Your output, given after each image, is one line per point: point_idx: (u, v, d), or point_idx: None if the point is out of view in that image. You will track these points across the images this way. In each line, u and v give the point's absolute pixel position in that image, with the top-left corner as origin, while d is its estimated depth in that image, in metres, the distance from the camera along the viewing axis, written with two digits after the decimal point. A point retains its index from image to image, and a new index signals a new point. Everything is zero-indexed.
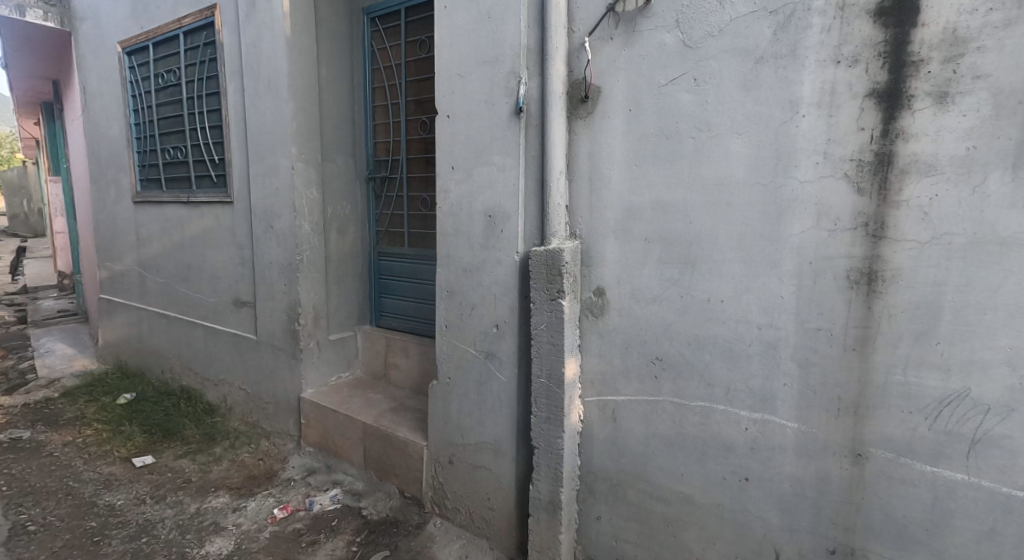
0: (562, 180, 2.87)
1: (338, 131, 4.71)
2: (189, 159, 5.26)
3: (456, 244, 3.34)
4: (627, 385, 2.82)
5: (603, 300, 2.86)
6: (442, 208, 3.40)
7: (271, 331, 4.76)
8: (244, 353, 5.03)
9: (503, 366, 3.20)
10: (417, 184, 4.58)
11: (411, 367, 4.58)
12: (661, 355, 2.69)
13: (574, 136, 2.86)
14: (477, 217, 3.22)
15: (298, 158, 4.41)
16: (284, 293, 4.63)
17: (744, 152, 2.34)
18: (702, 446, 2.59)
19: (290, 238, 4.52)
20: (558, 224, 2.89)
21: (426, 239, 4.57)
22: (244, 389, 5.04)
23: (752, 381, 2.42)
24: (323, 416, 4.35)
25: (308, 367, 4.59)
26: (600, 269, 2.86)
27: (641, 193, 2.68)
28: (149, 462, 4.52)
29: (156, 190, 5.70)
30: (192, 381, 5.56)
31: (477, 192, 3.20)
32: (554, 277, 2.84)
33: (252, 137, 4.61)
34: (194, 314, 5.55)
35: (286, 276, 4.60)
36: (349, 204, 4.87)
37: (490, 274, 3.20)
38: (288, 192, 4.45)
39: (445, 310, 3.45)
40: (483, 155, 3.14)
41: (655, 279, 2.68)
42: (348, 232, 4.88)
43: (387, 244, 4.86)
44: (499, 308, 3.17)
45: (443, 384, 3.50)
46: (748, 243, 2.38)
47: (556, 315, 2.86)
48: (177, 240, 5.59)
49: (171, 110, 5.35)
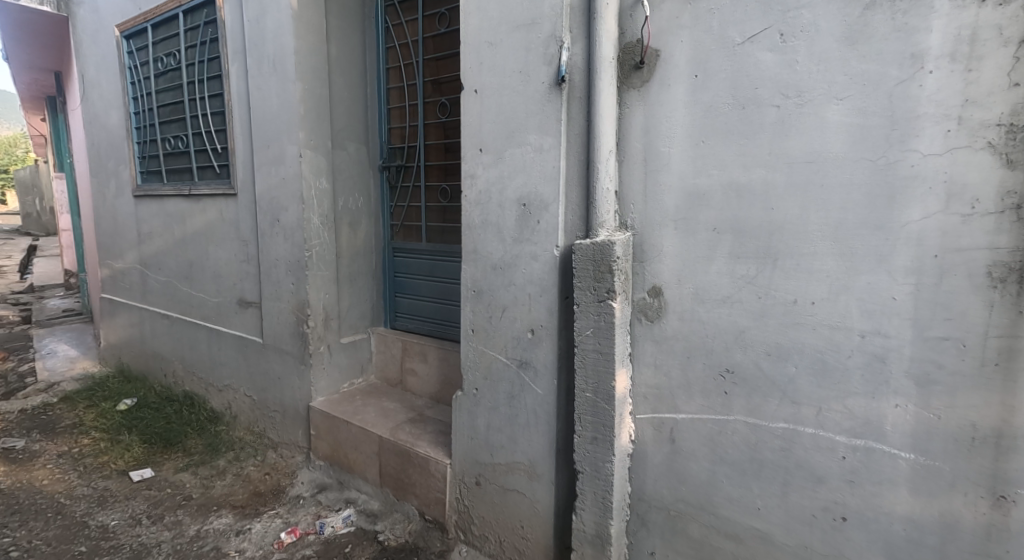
0: (611, 161, 2.48)
1: (350, 116, 4.33)
2: (190, 149, 4.90)
3: (485, 238, 2.95)
4: (689, 401, 2.42)
5: (659, 300, 2.46)
6: (468, 198, 3.02)
7: (278, 333, 4.40)
8: (250, 357, 4.67)
9: (539, 376, 2.80)
10: (436, 173, 4.21)
11: (429, 374, 4.21)
12: (731, 367, 2.28)
13: (627, 109, 2.46)
14: (509, 207, 2.83)
15: (306, 145, 4.02)
16: (292, 293, 4.26)
17: (845, 121, 1.91)
18: (783, 476, 2.16)
19: (298, 232, 4.14)
20: (606, 213, 2.50)
21: (446, 233, 4.19)
22: (250, 396, 4.69)
23: (851, 401, 2.00)
24: (334, 427, 3.98)
25: (318, 373, 4.23)
26: (656, 265, 2.45)
27: (708, 174, 2.27)
28: (147, 475, 4.16)
29: (157, 183, 5.35)
30: (196, 386, 5.22)
31: (509, 178, 2.81)
32: (602, 274, 2.45)
33: (257, 123, 4.23)
34: (197, 315, 5.20)
35: (294, 274, 4.22)
36: (362, 196, 4.49)
37: (523, 271, 2.80)
38: (296, 182, 4.07)
39: (471, 312, 3.07)
40: (517, 134, 2.75)
41: (725, 277, 2.27)
42: (361, 226, 4.51)
43: (404, 239, 4.51)
44: (535, 310, 2.78)
45: (469, 395, 3.12)
46: (848, 234, 1.95)
47: (604, 319, 2.47)
48: (179, 236, 5.24)
49: (170, 96, 4.99)
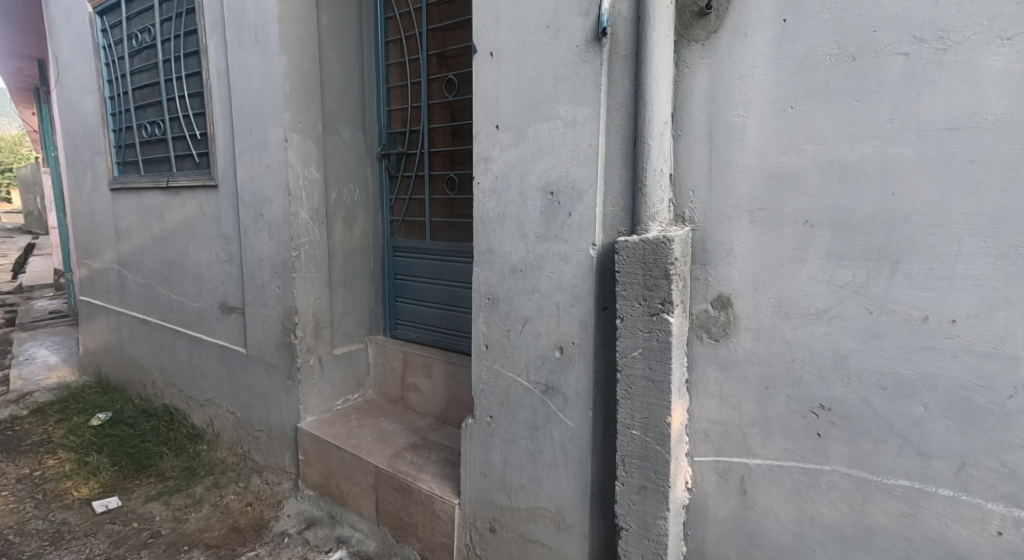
0: (666, 136, 1.95)
1: (344, 96, 3.82)
2: (167, 136, 4.40)
3: (501, 235, 2.45)
4: (766, 445, 1.88)
5: (727, 314, 1.94)
6: (482, 187, 2.51)
7: (263, 344, 3.89)
8: (233, 369, 4.17)
9: (569, 405, 2.29)
10: (442, 161, 3.71)
11: (433, 390, 3.71)
12: (827, 405, 1.74)
13: (687, 68, 1.93)
14: (531, 197, 2.32)
15: (293, 128, 3.51)
16: (278, 299, 3.75)
17: (1011, 70, 1.40)
18: (903, 552, 1.63)
19: (285, 228, 3.63)
20: (658, 203, 1.98)
21: (453, 230, 3.69)
22: (234, 413, 4.19)
23: (1009, 457, 1.47)
24: (324, 453, 3.47)
25: (308, 390, 3.72)
26: (722, 268, 1.94)
27: (798, 150, 1.73)
28: (113, 506, 3.66)
29: (134, 174, 4.86)
30: (177, 399, 4.73)
31: (532, 161, 2.30)
32: (653, 281, 1.94)
33: (238, 104, 3.72)
34: (177, 321, 4.70)
35: (280, 277, 3.71)
36: (359, 188, 3.99)
37: (550, 276, 2.29)
38: (282, 171, 3.55)
39: (485, 325, 2.56)
40: (543, 106, 2.24)
41: (820, 284, 1.73)
42: (357, 222, 4.01)
43: (405, 236, 4.01)
44: (564, 323, 2.27)
45: (482, 424, 2.61)
46: (1011, 227, 1.43)
47: (655, 337, 1.95)
48: (158, 233, 4.75)
49: (145, 77, 4.49)
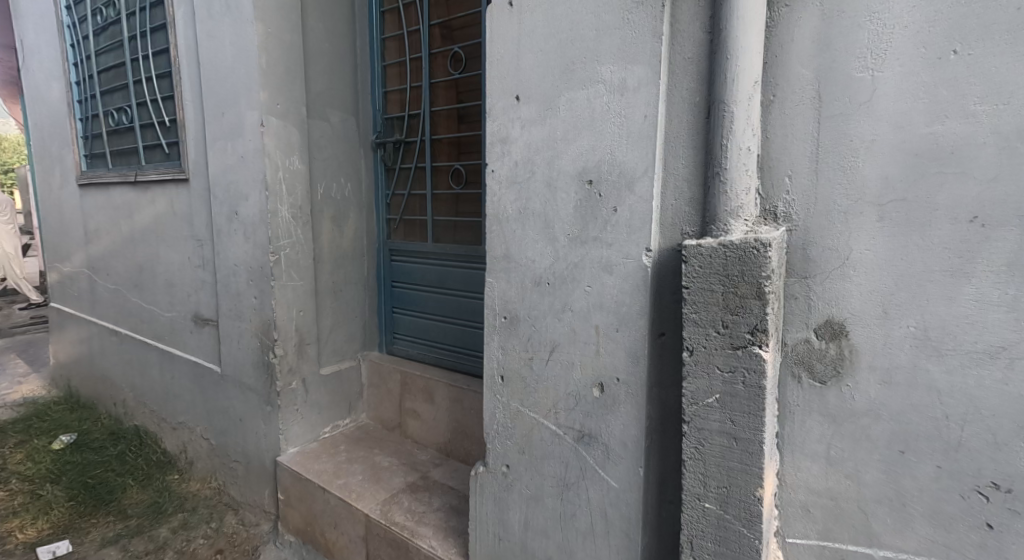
0: (755, 100, 1.43)
1: (332, 76, 3.32)
2: (135, 123, 3.89)
3: (522, 238, 1.93)
4: (898, 533, 1.35)
5: (838, 347, 1.40)
6: (496, 176, 1.99)
7: (238, 362, 3.37)
8: (206, 390, 3.65)
9: (611, 459, 1.76)
10: (446, 151, 3.23)
11: (437, 418, 3.22)
12: (999, 484, 1.23)
13: (785, 5, 1.40)
14: (562, 188, 1.80)
15: (271, 111, 2.99)
16: (254, 310, 3.23)
17: None
18: None
19: (261, 228, 3.11)
20: (743, 194, 1.45)
21: (459, 231, 3.21)
22: (208, 440, 3.68)
23: None
24: (308, 494, 2.95)
25: (290, 417, 3.21)
26: (834, 283, 1.40)
27: (966, 113, 1.21)
28: (61, 552, 3.14)
29: (102, 168, 4.35)
30: (148, 420, 4.22)
31: (564, 141, 1.78)
32: (738, 302, 1.41)
33: (208, 84, 3.20)
34: (148, 333, 4.19)
35: (257, 285, 3.19)
36: (350, 182, 3.51)
37: (585, 291, 1.78)
38: (258, 161, 3.03)
39: (501, 351, 2.05)
40: (579, 68, 1.72)
41: (990, 308, 1.22)
42: (348, 222, 3.53)
43: (404, 238, 3.53)
44: (606, 352, 1.75)
45: (496, 475, 2.09)
46: None
47: (739, 378, 1.42)
48: (127, 234, 4.23)
49: (110, 57, 3.97)
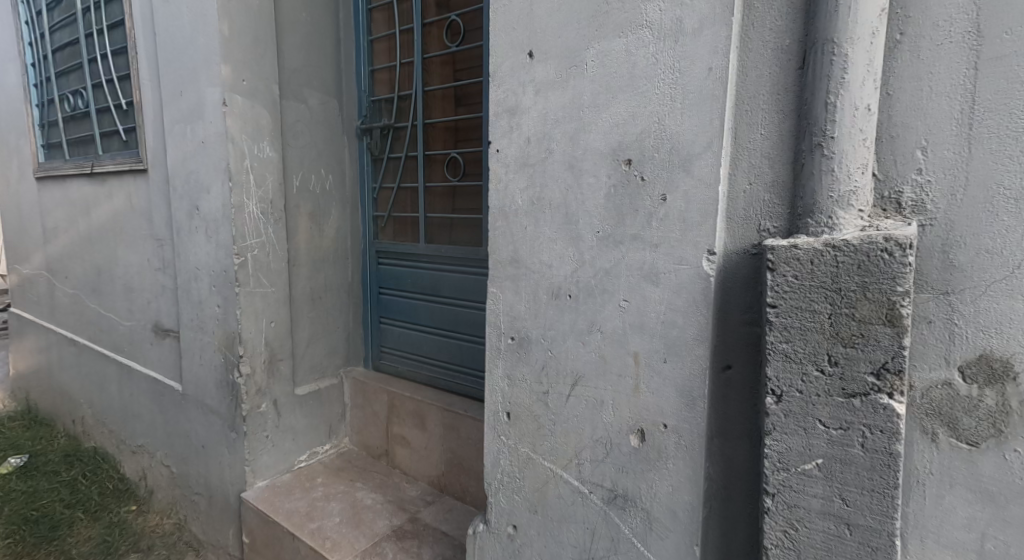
0: (879, 36, 0.99)
1: (310, 51, 2.92)
2: (91, 108, 3.45)
3: (535, 238, 1.51)
4: None
5: (1000, 396, 0.97)
6: (500, 159, 1.56)
7: (200, 381, 2.93)
8: (168, 410, 3.22)
9: (652, 531, 1.33)
10: (441, 137, 2.83)
11: (427, 446, 2.81)
12: None
13: None
14: (589, 171, 1.38)
15: (235, 87, 2.56)
16: (218, 321, 2.79)
17: None
18: None
19: (224, 225, 2.67)
20: (858, 172, 1.02)
21: (455, 230, 2.83)
22: (170, 468, 3.25)
23: None
24: (277, 539, 2.53)
25: (258, 446, 2.80)
26: (994, 302, 0.96)
27: None
28: None
29: (58, 159, 3.91)
30: (107, 442, 3.78)
31: (592, 109, 1.36)
32: (855, 329, 0.97)
33: (165, 58, 2.77)
34: (107, 344, 3.75)
35: (220, 292, 2.76)
36: (332, 174, 3.11)
37: (620, 306, 1.36)
38: (220, 146, 2.60)
39: (507, 381, 1.62)
40: (615, 9, 1.29)
41: None
42: (330, 220, 3.12)
43: (393, 238, 3.12)
44: (648, 389, 1.32)
45: (499, 537, 1.66)
46: None
47: (855, 438, 0.99)
48: (84, 233, 3.79)
49: (65, 34, 3.54)
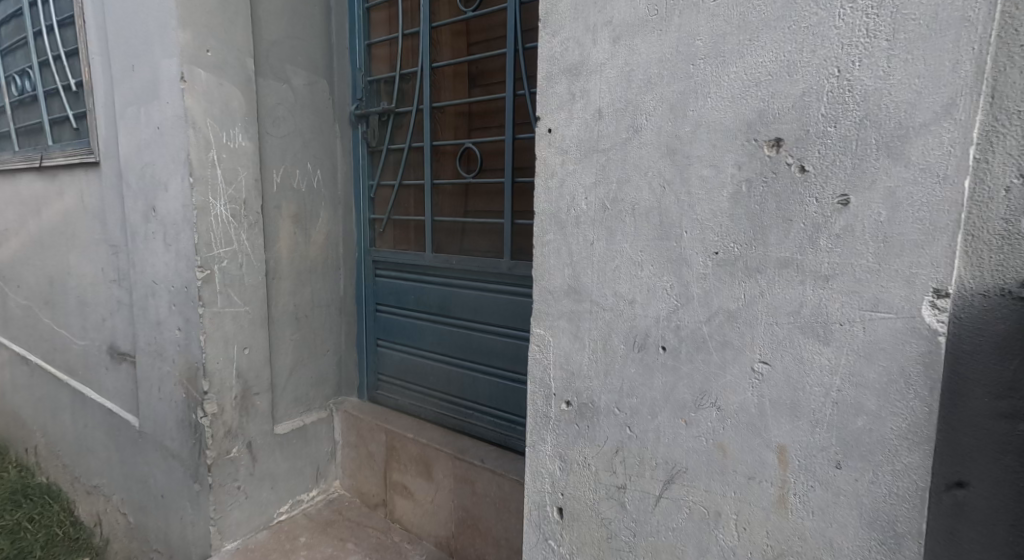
0: None
1: (295, 19, 2.43)
2: (39, 90, 2.95)
3: (609, 261, 1.02)
4: None
5: None
6: (553, 142, 1.09)
7: (159, 418, 2.43)
8: (124, 449, 2.71)
9: None
10: (452, 123, 2.37)
11: (434, 501, 2.33)
12: None
13: None
14: (700, 159, 0.91)
15: (197, 59, 2.06)
16: (178, 348, 2.29)
17: None
18: None
19: (183, 231, 2.17)
20: None
21: (468, 237, 2.36)
22: (128, 516, 2.75)
23: None
24: None
25: (227, 501, 2.30)
26: None
27: None
28: None
29: (7, 151, 3.39)
30: (62, 478, 3.28)
31: (713, 58, 0.89)
32: None
33: (115, 25, 2.26)
34: (61, 365, 3.24)
35: (180, 313, 2.25)
36: (320, 169, 2.62)
37: (753, 372, 0.88)
38: (177, 133, 2.09)
39: (559, 465, 1.13)
40: None
41: None
42: (317, 224, 2.63)
43: (394, 246, 2.65)
44: (803, 508, 0.85)
45: None
46: None
47: None
48: (35, 236, 3.28)
49: (9, 4, 3.03)
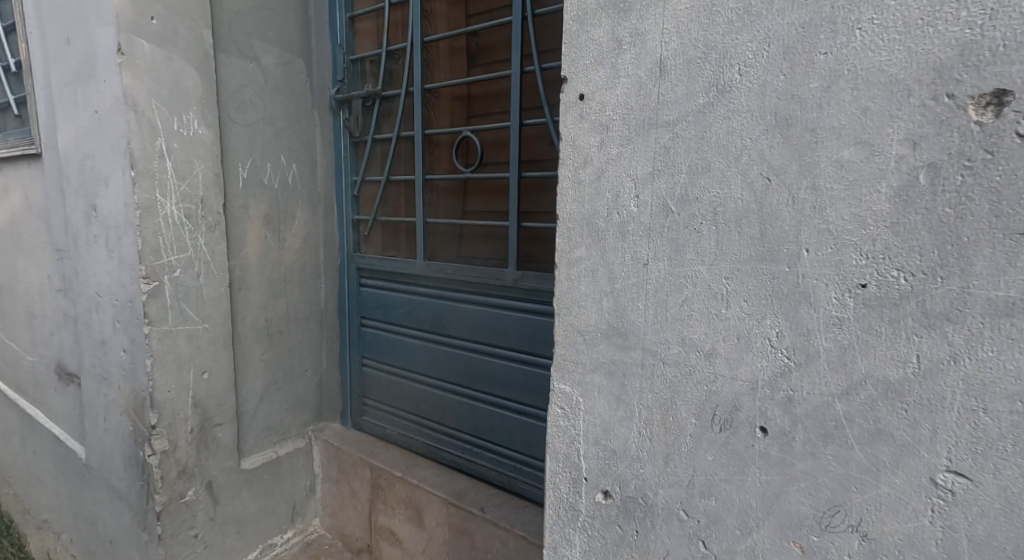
0: None
1: None
2: None
3: (675, 305, 0.83)
4: None
5: None
6: (594, 121, 0.89)
7: (105, 453, 2.08)
8: (71, 483, 2.37)
9: None
10: (449, 109, 2.05)
11: (426, 552, 1.99)
12: None
13: None
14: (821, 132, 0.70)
15: (137, 29, 1.71)
16: (123, 373, 1.94)
17: None
18: None
19: (126, 235, 1.82)
20: None
21: (467, 242, 2.02)
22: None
23: None
24: None
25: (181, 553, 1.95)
26: None
27: None
28: None
29: None
30: (12, 508, 2.93)
31: None
32: None
33: None
34: (11, 382, 2.89)
35: (124, 332, 1.91)
36: (296, 162, 2.27)
37: (937, 488, 0.66)
38: (116, 117, 1.74)
39: None
40: None
41: None
42: (292, 227, 2.28)
43: (382, 251, 2.32)
44: None
45: None
46: None
47: None
48: None
49: None
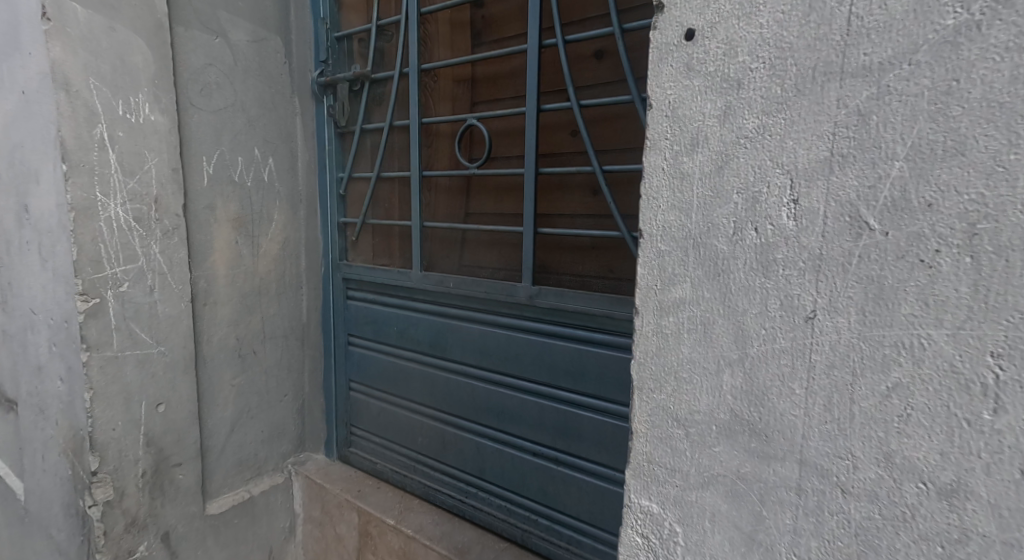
0: None
1: None
2: None
3: (870, 395, 0.59)
4: None
5: None
6: (717, 69, 0.66)
7: (43, 497, 1.77)
8: (11, 526, 2.04)
9: None
10: (450, 93, 1.75)
11: None
12: None
13: None
14: None
15: None
16: (60, 406, 1.62)
17: None
18: None
19: (60, 243, 1.51)
20: None
21: (472, 250, 1.72)
22: None
23: None
24: None
25: None
26: None
27: None
28: None
29: None
30: None
31: None
32: None
33: None
34: None
35: (61, 357, 1.59)
36: (271, 156, 1.95)
37: None
38: (44, 99, 1.43)
39: None
40: None
41: None
42: (268, 230, 1.96)
43: (372, 259, 2.01)
44: None
45: None
46: None
47: None
48: None
49: None
